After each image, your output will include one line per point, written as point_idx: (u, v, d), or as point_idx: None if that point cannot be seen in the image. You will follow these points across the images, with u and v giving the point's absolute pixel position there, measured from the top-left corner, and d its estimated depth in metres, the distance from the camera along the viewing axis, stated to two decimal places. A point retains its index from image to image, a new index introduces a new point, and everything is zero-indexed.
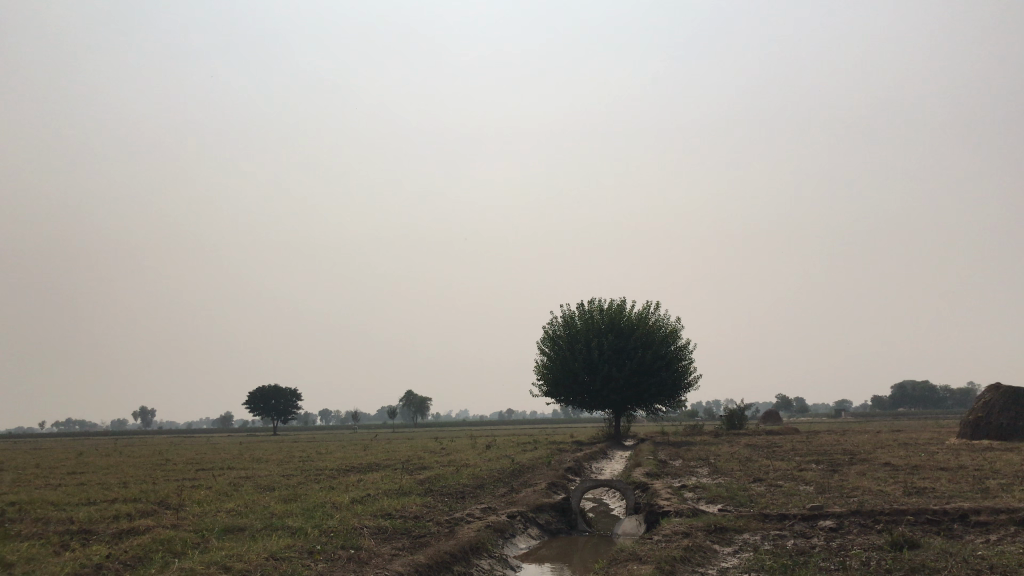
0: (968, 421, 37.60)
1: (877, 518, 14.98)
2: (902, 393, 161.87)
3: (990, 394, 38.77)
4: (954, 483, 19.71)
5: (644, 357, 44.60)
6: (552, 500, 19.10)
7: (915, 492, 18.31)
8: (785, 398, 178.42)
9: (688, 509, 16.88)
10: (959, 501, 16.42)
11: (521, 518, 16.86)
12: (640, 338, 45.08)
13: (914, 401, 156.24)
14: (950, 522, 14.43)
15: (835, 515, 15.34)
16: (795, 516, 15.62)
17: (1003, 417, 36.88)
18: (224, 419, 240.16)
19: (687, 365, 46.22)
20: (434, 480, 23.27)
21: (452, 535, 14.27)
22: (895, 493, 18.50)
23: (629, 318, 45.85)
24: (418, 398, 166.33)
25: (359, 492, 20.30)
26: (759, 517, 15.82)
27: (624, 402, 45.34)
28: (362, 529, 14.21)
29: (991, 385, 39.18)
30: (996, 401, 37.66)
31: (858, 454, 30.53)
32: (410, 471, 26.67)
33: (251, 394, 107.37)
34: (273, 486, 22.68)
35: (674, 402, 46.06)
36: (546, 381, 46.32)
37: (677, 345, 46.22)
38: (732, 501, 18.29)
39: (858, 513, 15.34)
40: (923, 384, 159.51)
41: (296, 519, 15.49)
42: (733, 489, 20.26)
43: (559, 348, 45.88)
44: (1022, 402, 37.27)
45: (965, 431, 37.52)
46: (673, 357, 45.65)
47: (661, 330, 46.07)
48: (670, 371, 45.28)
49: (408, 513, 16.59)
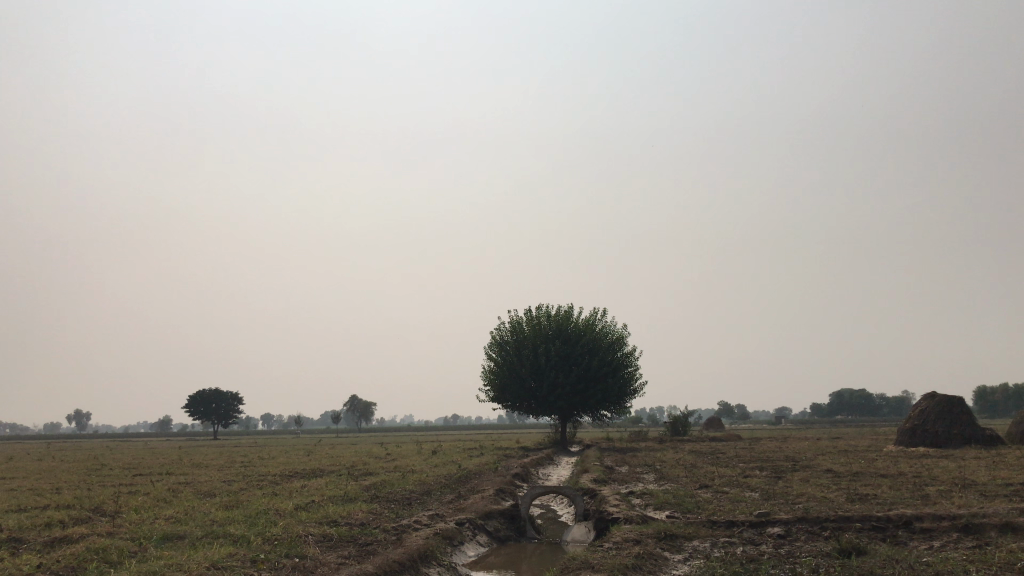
0: (905, 428, 38.54)
1: (824, 524, 15.14)
2: (839, 401, 165.41)
3: (926, 402, 39.76)
4: (895, 490, 20.09)
5: (590, 363, 44.75)
6: (500, 507, 18.93)
7: (858, 499, 18.58)
8: (727, 405, 181.05)
9: (638, 517, 16.83)
10: (900, 507, 16.70)
11: (469, 525, 16.64)
12: (587, 345, 45.18)
13: (851, 408, 159.92)
14: (894, 529, 14.62)
15: (782, 522, 15.46)
16: (743, 522, 15.70)
17: (938, 424, 37.83)
18: (163, 422, 235.49)
19: (633, 372, 46.49)
20: (379, 486, 22.92)
21: (400, 542, 13.99)
22: (839, 499, 18.76)
23: (576, 325, 45.95)
24: (362, 403, 165.21)
25: (303, 498, 19.88)
26: (708, 524, 15.85)
27: (570, 408, 45.39)
28: (306, 537, 13.86)
29: (927, 393, 40.21)
30: (932, 409, 38.63)
31: (800, 460, 30.99)
32: (355, 476, 26.27)
33: (190, 398, 105.12)
34: (214, 493, 22.11)
35: (619, 408, 46.29)
36: (492, 387, 46.13)
37: (623, 352, 46.47)
38: (679, 508, 18.36)
39: (805, 520, 15.48)
40: (860, 391, 163.22)
41: (238, 526, 15.06)
42: (681, 496, 20.31)
43: (506, 354, 45.76)
44: (956, 409, 38.30)
45: (901, 438, 38.43)
46: (619, 364, 45.91)
47: (608, 337, 46.29)
48: (616, 377, 45.47)
49: (354, 519, 16.24)
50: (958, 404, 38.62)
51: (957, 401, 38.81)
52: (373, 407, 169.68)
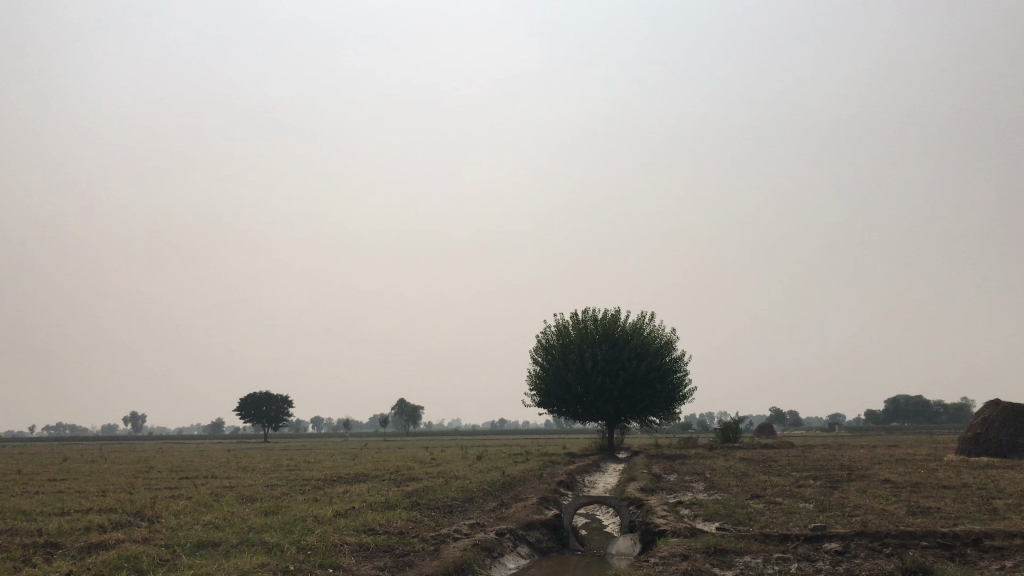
0: (967, 438, 37.04)
1: (885, 540, 14.30)
2: (894, 407, 161.53)
3: (989, 410, 38.10)
4: (960, 503, 19.04)
5: (638, 368, 43.93)
6: (542, 517, 18.36)
7: (920, 512, 17.60)
8: (779, 411, 178.23)
9: (686, 529, 16.13)
10: (967, 523, 15.74)
11: (510, 536, 16.12)
12: (634, 349, 44.38)
13: (907, 414, 156.46)
14: (962, 547, 13.74)
15: (840, 536, 14.68)
16: (797, 537, 14.91)
17: (1003, 433, 36.19)
18: (216, 424, 240.06)
19: (681, 377, 45.58)
20: (421, 493, 22.45)
21: (438, 554, 13.52)
22: (900, 512, 17.81)
23: (623, 329, 45.15)
24: (410, 407, 166.37)
25: (345, 504, 19.62)
26: (760, 537, 15.09)
27: (617, 414, 44.65)
28: (342, 546, 13.45)
29: (991, 401, 38.54)
30: (996, 417, 37.01)
31: (856, 469, 29.85)
32: (397, 482, 25.96)
33: (242, 401, 106.22)
34: (255, 498, 22.00)
35: (668, 414, 45.42)
36: (537, 392, 45.51)
37: (672, 357, 45.58)
38: (729, 519, 17.63)
39: (864, 535, 14.66)
40: (917, 397, 159.17)
41: (274, 534, 14.75)
42: (732, 507, 19.54)
43: (552, 358, 45.11)
44: (1020, 418, 36.69)
45: (963, 447, 36.97)
46: (668, 369, 45.00)
47: (656, 341, 45.41)
48: (664, 383, 44.65)
49: (392, 528, 15.83)
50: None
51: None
52: (421, 410, 170.21)
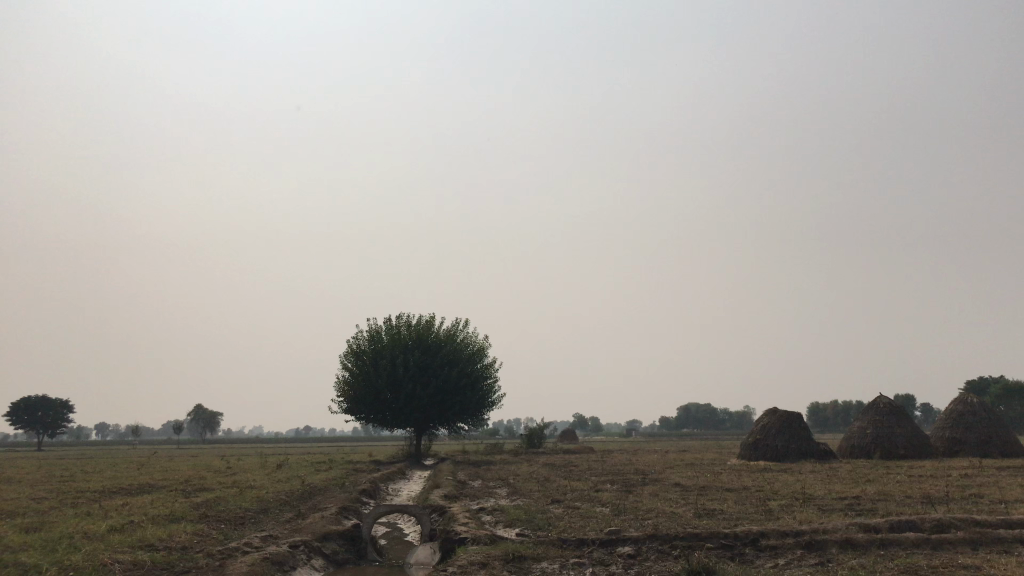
0: (748, 442, 39.80)
1: (673, 543, 14.84)
2: (687, 414, 171.06)
3: (768, 417, 41.11)
4: (740, 505, 20.25)
5: (450, 374, 44.01)
6: (341, 528, 17.73)
7: (705, 514, 18.54)
8: (581, 418, 184.87)
9: (485, 536, 16.06)
10: (746, 524, 16.70)
11: (304, 548, 15.42)
12: (447, 356, 44.40)
13: (698, 422, 166.71)
14: (742, 547, 14.49)
15: (632, 540, 15.08)
16: (592, 541, 15.20)
17: (778, 438, 39.14)
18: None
19: (492, 384, 46.12)
20: (211, 504, 21.14)
21: (222, 570, 12.65)
22: (687, 514, 18.66)
23: (436, 335, 45.02)
24: (207, 413, 158.47)
25: (122, 519, 18.02)
26: (558, 543, 15.23)
27: (426, 420, 44.37)
28: (114, 565, 12.30)
29: (770, 408, 41.59)
30: (773, 425, 40.03)
31: (650, 474, 31.17)
32: (186, 493, 24.37)
33: (14, 405, 96.93)
34: (18, 513, 19.86)
35: (476, 420, 45.77)
36: (345, 398, 44.27)
37: (483, 364, 46.05)
38: (529, 524, 17.81)
39: (655, 537, 15.15)
40: (706, 405, 170.21)
41: (33, 554, 13.27)
42: (532, 513, 19.76)
43: (362, 364, 44.10)
44: (794, 425, 39.78)
45: (744, 451, 39.70)
46: (479, 376, 45.41)
47: (469, 348, 45.73)
48: (474, 390, 44.94)
49: (175, 543, 14.73)
50: (797, 419, 40.13)
51: (797, 416, 40.34)
52: (220, 416, 162.14)
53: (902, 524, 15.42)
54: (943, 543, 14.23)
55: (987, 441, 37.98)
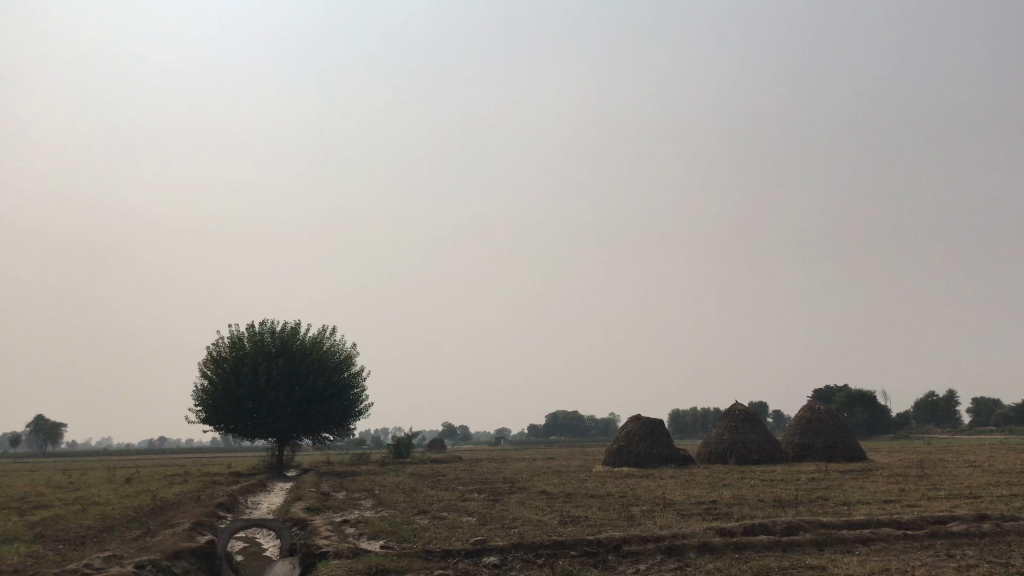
0: (612, 449, 40.63)
1: (538, 551, 14.87)
2: (553, 422, 173.36)
3: (631, 424, 42.14)
4: (603, 512, 20.59)
5: (315, 383, 42.95)
6: (192, 545, 16.84)
7: (569, 522, 18.72)
8: (449, 426, 184.56)
9: (348, 549, 15.63)
10: (608, 530, 16.97)
11: (152, 568, 14.55)
12: (312, 364, 43.31)
13: (564, 429, 169.44)
14: (605, 553, 14.66)
15: (498, 550, 15.02)
16: (458, 551, 15.04)
17: (641, 445, 40.16)
18: None
19: (359, 393, 45.36)
20: (50, 522, 19.70)
21: None
22: (552, 522, 18.79)
23: (302, 343, 43.81)
24: (50, 424, 148.62)
25: None
26: (423, 555, 14.99)
27: (289, 430, 43.10)
28: None
29: (633, 415, 42.66)
30: (636, 432, 41.07)
31: (516, 482, 31.32)
32: (22, 512, 22.64)
33: None
34: None
35: (341, 430, 44.89)
36: (201, 408, 42.36)
37: (350, 372, 45.23)
38: (393, 536, 17.48)
39: (520, 546, 15.14)
40: (572, 413, 173.34)
41: None
42: (397, 524, 19.43)
43: (222, 372, 42.32)
44: (656, 432, 40.94)
45: (608, 458, 40.48)
46: (345, 385, 44.54)
47: (335, 356, 44.79)
48: (339, 399, 44.03)
49: (5, 567, 13.58)
50: (658, 426, 41.34)
51: (659, 423, 41.56)
52: (62, 427, 151.94)
53: (755, 527, 16.01)
54: (793, 545, 14.86)
55: (832, 445, 40.23)
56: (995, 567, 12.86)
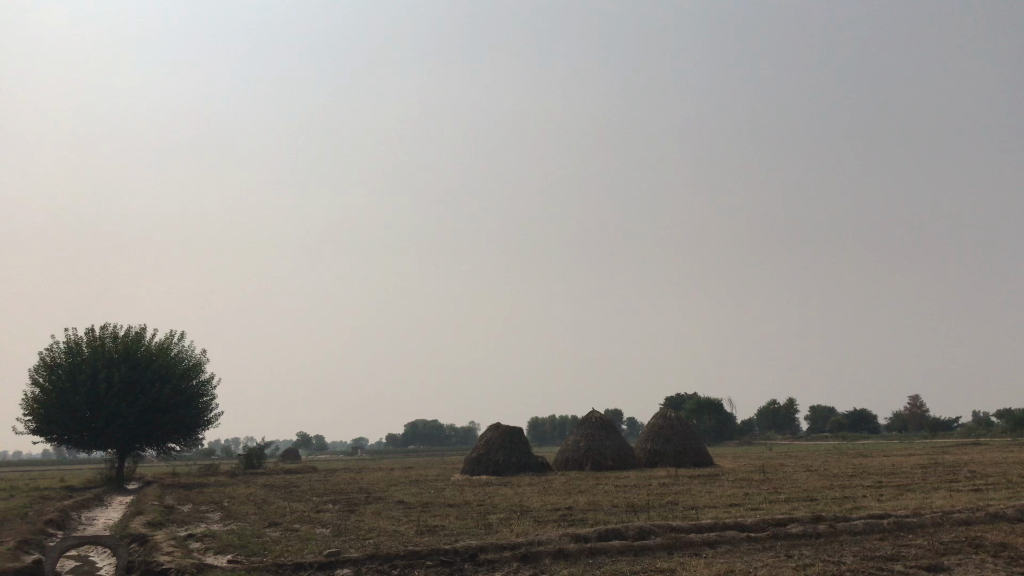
0: (471, 457, 40.63)
1: (393, 562, 14.59)
2: (412, 432, 171.90)
3: (491, 432, 42.31)
4: (461, 520, 20.52)
5: (161, 391, 40.88)
6: (16, 565, 15.57)
7: (427, 531, 18.52)
8: (305, 435, 179.97)
9: (191, 565, 14.86)
10: (466, 539, 16.87)
11: None
12: (158, 371, 41.18)
13: (423, 439, 168.48)
14: (461, 562, 14.55)
15: (352, 561, 14.65)
16: (310, 564, 14.57)
17: (500, 453, 40.38)
18: None
19: (207, 402, 43.55)
20: None
21: None
22: (408, 532, 18.54)
23: (147, 349, 41.59)
24: None
25: None
26: (272, 568, 14.43)
27: (131, 441, 40.79)
28: None
29: (492, 424, 42.86)
30: (495, 440, 41.26)
31: (373, 492, 30.79)
32: None
33: None
34: None
35: (188, 440, 42.96)
36: (32, 418, 39.43)
37: (199, 380, 43.36)
38: (242, 550, 16.76)
39: (375, 557, 14.82)
40: (431, 422, 172.79)
41: None
42: (246, 537, 18.66)
43: (57, 380, 39.52)
44: (515, 440, 41.29)
45: (467, 466, 40.43)
46: (193, 394, 42.64)
47: (183, 363, 42.79)
48: (186, 408, 42.07)
49: None
50: (517, 434, 41.74)
51: (517, 432, 41.94)
52: None
53: (608, 532, 16.31)
54: (645, 549, 15.22)
55: (682, 451, 41.73)
56: (829, 565, 13.59)
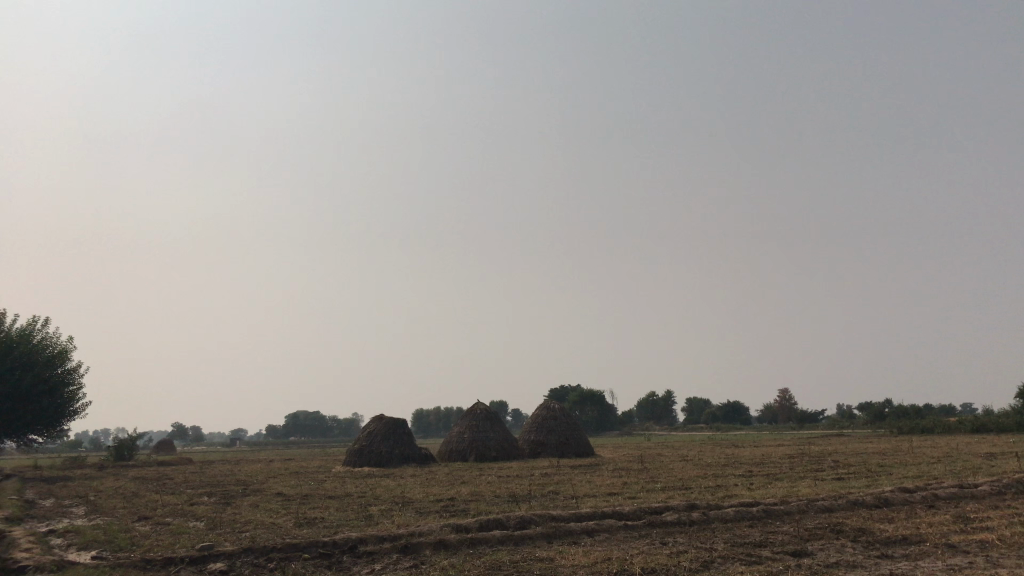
0: (354, 449, 40.08)
1: (269, 555, 14.23)
2: (293, 422, 168.31)
3: (374, 424, 41.89)
4: (341, 512, 20.22)
5: (22, 380, 38.56)
6: None
7: (305, 523, 18.16)
8: (180, 427, 173.61)
9: (51, 562, 14.07)
10: (345, 530, 16.63)
11: None
12: (19, 359, 38.82)
13: (305, 430, 165.29)
14: (340, 554, 14.33)
15: (226, 555, 14.20)
16: (180, 559, 14.04)
17: (383, 444, 40.01)
18: None
19: (74, 391, 41.36)
20: None
21: None
22: (286, 524, 18.12)
23: (7, 335, 39.12)
24: None
25: None
26: (141, 564, 13.83)
27: None
28: None
29: (375, 415, 42.45)
30: (379, 431, 40.87)
31: (251, 484, 29.97)
32: None
33: None
34: None
35: (52, 431, 40.73)
36: None
37: (65, 368, 41.11)
38: (108, 545, 15.99)
39: (250, 550, 14.43)
40: (313, 414, 169.67)
41: None
42: (112, 532, 17.81)
43: None
44: (398, 431, 41.01)
45: (349, 458, 39.85)
46: (58, 382, 40.40)
47: (48, 350, 40.48)
48: (51, 398, 39.89)
49: None
50: (401, 425, 41.50)
51: (401, 423, 41.68)
52: None
53: (489, 522, 16.38)
54: (525, 539, 15.37)
55: (565, 442, 42.40)
56: (701, 552, 14.08)
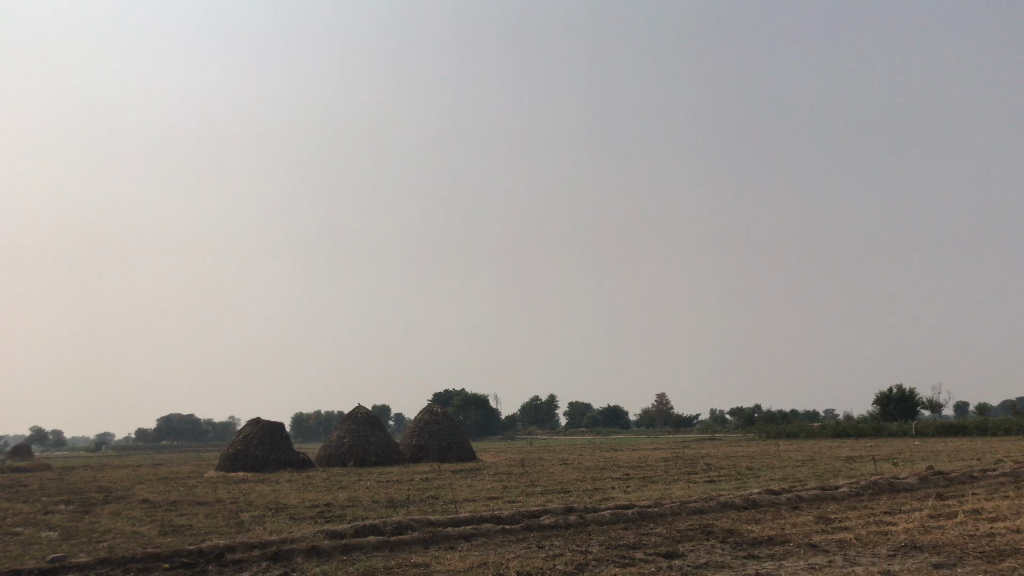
0: (227, 454, 38.63)
1: (128, 566, 13.46)
2: (165, 426, 161.44)
3: (250, 427, 40.57)
4: (210, 518, 19.38)
5: None
6: None
7: (170, 531, 17.30)
8: (40, 431, 163.82)
9: None
10: (213, 538, 15.94)
11: None
12: None
13: (177, 434, 158.78)
14: (205, 564, 13.70)
15: (79, 567, 13.35)
16: (28, 572, 13.11)
17: (258, 449, 38.77)
18: None
19: None
20: None
21: None
22: (149, 533, 17.21)
23: None
24: None
25: None
26: None
27: None
28: None
29: (251, 419, 41.13)
30: (254, 435, 39.60)
31: (113, 491, 28.40)
32: None
33: None
34: None
35: None
36: None
37: None
38: None
39: (107, 562, 13.61)
40: (187, 418, 163.29)
41: None
42: None
43: None
44: (275, 435, 39.86)
45: (222, 464, 38.37)
46: None
47: None
48: None
49: None
50: (278, 429, 40.37)
51: (278, 427, 40.53)
52: None
53: (365, 528, 16.05)
54: (400, 544, 15.12)
55: (446, 446, 42.20)
56: (577, 555, 14.16)
